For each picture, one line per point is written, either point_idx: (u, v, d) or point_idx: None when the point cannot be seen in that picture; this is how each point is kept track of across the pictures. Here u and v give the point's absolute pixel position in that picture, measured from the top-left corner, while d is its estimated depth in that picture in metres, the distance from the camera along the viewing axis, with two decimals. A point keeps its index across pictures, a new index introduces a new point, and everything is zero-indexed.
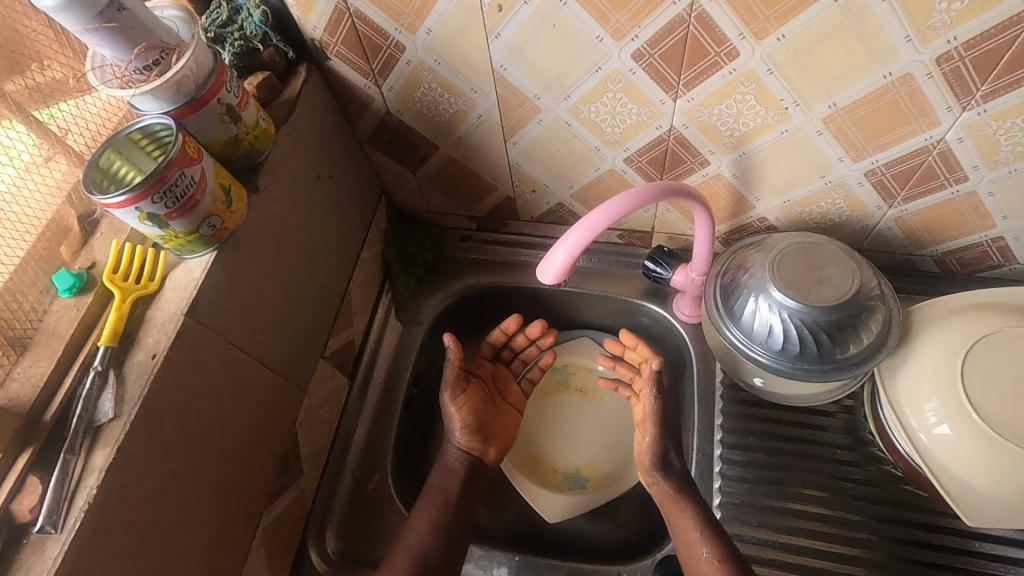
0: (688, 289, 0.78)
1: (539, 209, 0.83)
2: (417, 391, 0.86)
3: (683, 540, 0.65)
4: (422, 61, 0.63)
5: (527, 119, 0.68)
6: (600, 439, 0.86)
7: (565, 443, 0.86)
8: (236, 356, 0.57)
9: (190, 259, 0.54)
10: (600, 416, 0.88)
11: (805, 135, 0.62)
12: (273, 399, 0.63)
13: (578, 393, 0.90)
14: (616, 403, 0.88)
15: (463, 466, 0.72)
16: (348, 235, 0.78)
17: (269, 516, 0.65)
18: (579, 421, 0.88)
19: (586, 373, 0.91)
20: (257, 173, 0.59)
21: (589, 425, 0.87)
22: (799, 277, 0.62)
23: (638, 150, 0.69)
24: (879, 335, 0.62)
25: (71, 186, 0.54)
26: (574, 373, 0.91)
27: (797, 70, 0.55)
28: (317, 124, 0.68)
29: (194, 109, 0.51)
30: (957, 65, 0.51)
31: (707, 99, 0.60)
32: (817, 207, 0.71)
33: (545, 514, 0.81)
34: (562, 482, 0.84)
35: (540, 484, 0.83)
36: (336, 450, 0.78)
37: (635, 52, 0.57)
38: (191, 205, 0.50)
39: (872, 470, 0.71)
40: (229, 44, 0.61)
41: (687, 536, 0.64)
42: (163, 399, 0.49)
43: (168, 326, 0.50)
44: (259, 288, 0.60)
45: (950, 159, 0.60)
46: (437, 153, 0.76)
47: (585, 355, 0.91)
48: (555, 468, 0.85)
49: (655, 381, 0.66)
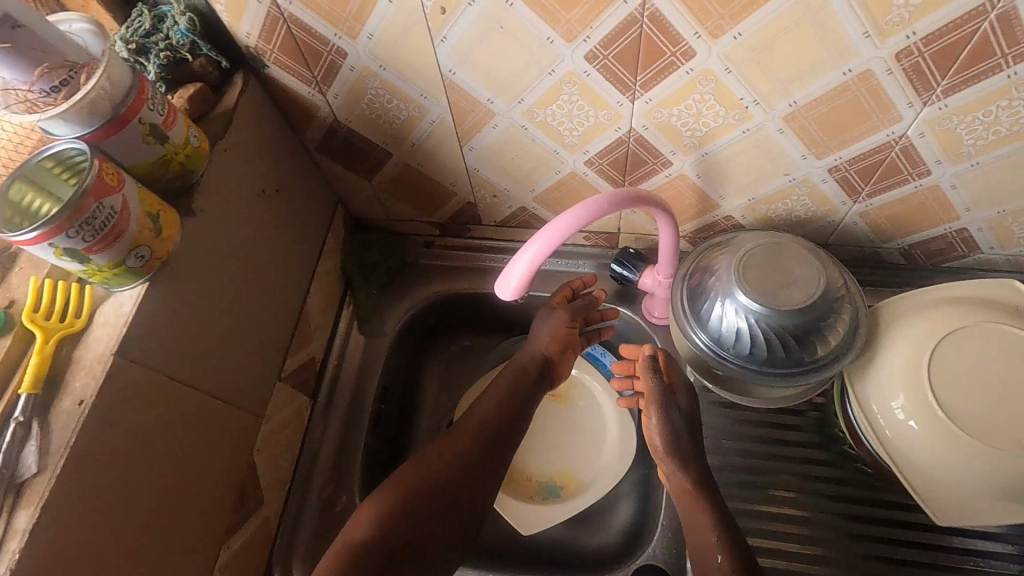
0: (656, 292, 0.76)
1: (502, 213, 0.80)
2: (384, 406, 0.84)
3: (696, 540, 0.63)
4: (366, 67, 0.60)
5: (482, 124, 0.65)
6: (573, 445, 0.85)
7: (537, 450, 0.85)
8: (178, 391, 0.54)
9: (120, 293, 0.50)
10: (573, 421, 0.86)
11: (767, 134, 0.60)
12: (225, 430, 0.60)
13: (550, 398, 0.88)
14: (590, 407, 0.87)
15: (536, 367, 0.78)
16: (302, 249, 0.74)
17: (228, 550, 0.63)
18: (552, 427, 0.86)
19: None
20: (192, 195, 0.55)
21: (562, 431, 0.86)
22: (766, 279, 0.61)
23: (599, 152, 0.66)
24: (847, 335, 0.61)
25: None
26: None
27: (755, 68, 0.53)
28: (259, 137, 0.64)
29: (113, 131, 0.47)
30: (916, 60, 0.50)
31: (665, 100, 0.58)
32: (782, 204, 0.69)
33: (520, 527, 0.80)
34: (536, 491, 0.82)
35: (514, 495, 0.82)
36: (300, 473, 0.75)
37: (588, 54, 0.54)
38: (113, 236, 0.46)
39: (845, 468, 0.71)
40: (154, 55, 0.56)
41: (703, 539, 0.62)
42: (94, 448, 0.46)
43: (96, 367, 0.47)
44: (201, 317, 0.56)
45: (912, 154, 0.59)
46: (392, 160, 0.73)
47: None
48: (529, 477, 0.83)
49: (652, 365, 0.71)
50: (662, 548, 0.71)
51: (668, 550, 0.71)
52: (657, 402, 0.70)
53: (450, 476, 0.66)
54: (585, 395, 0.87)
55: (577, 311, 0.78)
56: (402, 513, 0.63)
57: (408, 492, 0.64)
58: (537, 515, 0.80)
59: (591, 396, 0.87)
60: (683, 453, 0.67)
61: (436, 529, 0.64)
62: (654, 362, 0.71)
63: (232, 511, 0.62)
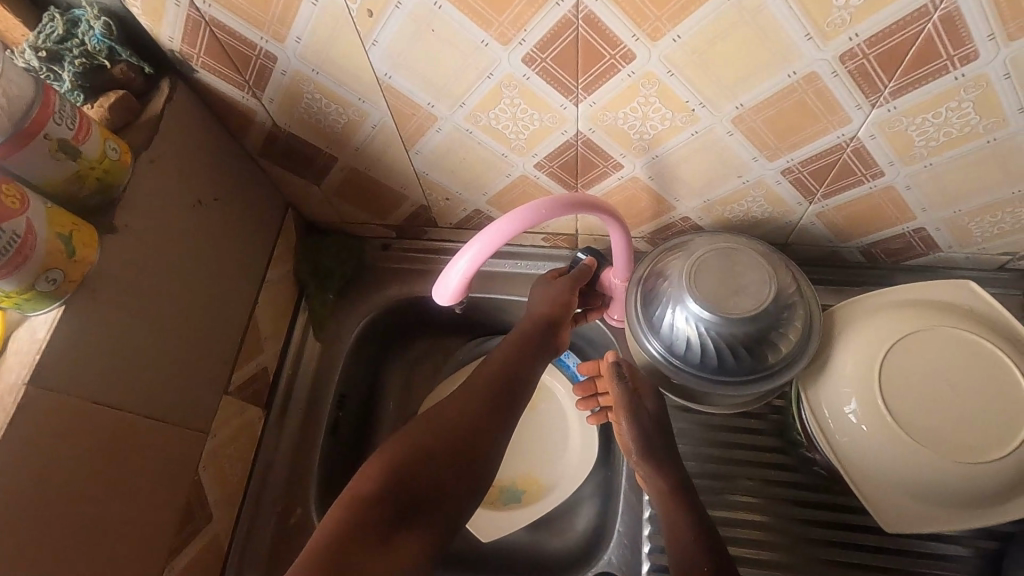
0: (616, 294, 0.73)
1: (457, 215, 0.78)
2: (342, 414, 0.82)
3: (674, 541, 0.60)
4: (298, 71, 0.57)
5: (425, 128, 0.63)
6: (535, 447, 0.84)
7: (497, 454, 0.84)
8: (105, 416, 0.52)
9: (34, 318, 0.48)
10: (536, 423, 0.85)
11: (716, 136, 0.58)
12: (162, 451, 0.58)
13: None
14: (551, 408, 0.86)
15: (535, 330, 0.67)
16: (248, 258, 0.72)
17: (173, 571, 0.61)
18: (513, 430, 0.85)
19: None
20: (113, 211, 0.52)
21: (523, 433, 0.85)
22: (715, 287, 0.59)
23: (547, 155, 0.64)
24: (799, 341, 0.60)
25: None
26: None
27: (698, 70, 0.51)
28: (191, 145, 0.61)
29: (14, 149, 0.44)
30: (862, 62, 0.48)
31: (609, 102, 0.56)
32: (738, 205, 0.68)
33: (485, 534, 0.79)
34: (499, 496, 0.82)
35: None
36: (253, 486, 0.74)
37: (526, 57, 0.52)
38: (18, 263, 0.43)
39: (804, 472, 0.71)
40: (68, 63, 0.53)
41: (679, 540, 0.60)
42: (6, 482, 0.44)
43: (7, 398, 0.45)
44: (130, 338, 0.54)
45: (864, 155, 0.58)
46: (338, 164, 0.71)
47: None
48: None
49: (616, 372, 0.68)
50: (618, 555, 0.71)
51: (624, 557, 0.71)
52: (627, 409, 0.67)
53: (466, 424, 0.58)
54: (545, 396, 0.86)
55: (576, 281, 0.71)
56: (404, 478, 0.53)
57: (413, 457, 0.54)
58: (497, 520, 0.80)
59: (552, 398, 0.86)
60: (657, 455, 0.65)
61: (447, 488, 0.54)
62: (619, 370, 0.69)
63: (175, 531, 0.61)
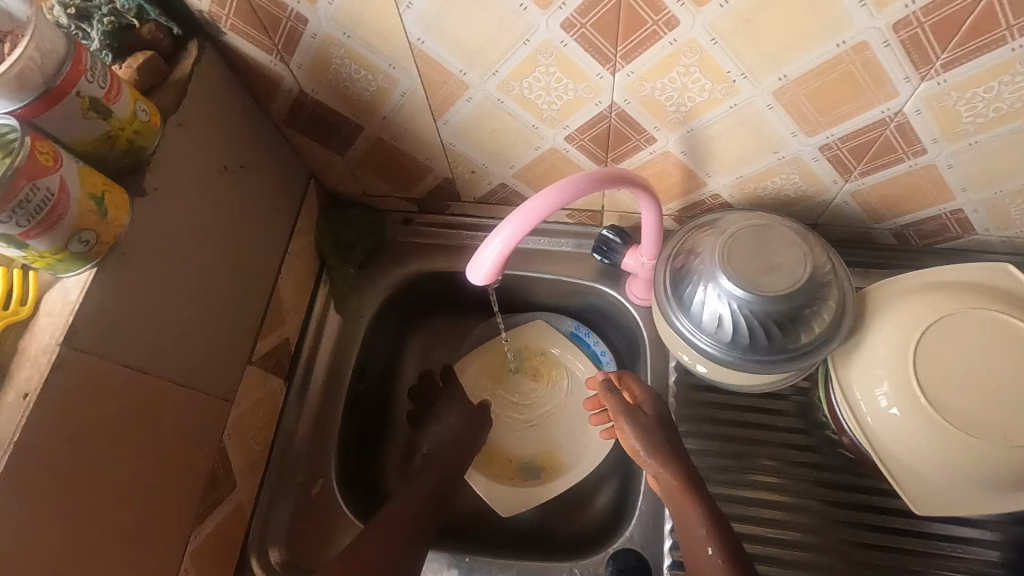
0: (640, 272, 0.73)
1: (482, 188, 0.77)
2: (362, 388, 0.82)
3: (688, 539, 0.61)
4: (329, 34, 0.56)
5: (455, 96, 0.61)
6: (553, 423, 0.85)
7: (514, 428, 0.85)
8: (137, 379, 0.52)
9: (66, 279, 0.47)
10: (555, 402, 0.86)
11: (756, 110, 0.56)
12: (190, 418, 0.59)
13: (528, 378, 0.88)
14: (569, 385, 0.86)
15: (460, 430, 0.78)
16: (272, 227, 0.71)
17: (199, 536, 0.62)
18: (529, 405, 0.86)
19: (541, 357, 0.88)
20: (142, 174, 0.52)
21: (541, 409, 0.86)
22: (750, 265, 0.58)
23: (579, 128, 0.63)
24: (832, 321, 0.59)
25: None
26: (525, 358, 0.88)
27: (743, 39, 0.49)
28: (218, 110, 0.60)
29: (47, 106, 0.44)
30: (915, 32, 0.46)
31: (648, 72, 0.54)
32: (771, 182, 0.66)
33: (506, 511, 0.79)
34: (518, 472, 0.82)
35: (493, 475, 0.81)
36: (275, 456, 0.74)
37: (565, 22, 0.50)
38: (51, 221, 0.43)
39: (828, 453, 0.70)
40: (97, 21, 0.53)
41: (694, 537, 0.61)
42: (42, 442, 0.44)
43: (41, 358, 0.44)
44: (159, 303, 0.54)
45: (908, 132, 0.56)
46: (363, 134, 0.70)
47: (541, 338, 0.88)
48: (510, 458, 0.83)
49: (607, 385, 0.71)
50: (641, 532, 0.70)
51: (647, 535, 0.70)
52: (626, 416, 0.67)
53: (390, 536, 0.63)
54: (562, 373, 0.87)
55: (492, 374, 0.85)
56: None
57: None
58: (515, 495, 0.80)
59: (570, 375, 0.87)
60: (665, 449, 0.65)
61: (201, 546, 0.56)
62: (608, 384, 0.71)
63: (200, 498, 0.61)
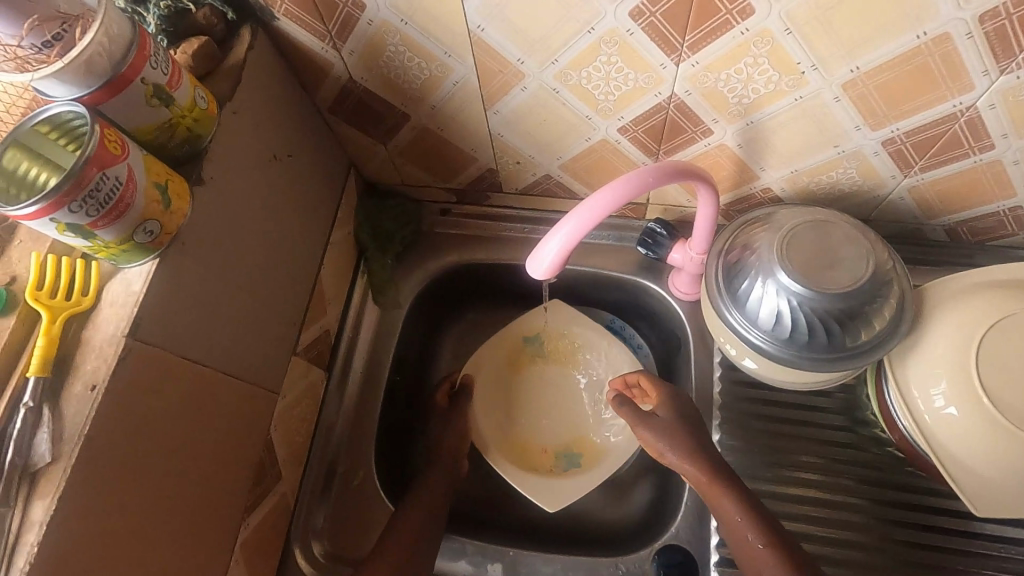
0: (686, 267, 0.72)
1: (524, 179, 0.76)
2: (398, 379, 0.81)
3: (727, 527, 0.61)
4: (386, 21, 0.55)
5: (509, 86, 0.60)
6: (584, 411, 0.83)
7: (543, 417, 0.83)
8: (194, 371, 0.51)
9: (128, 269, 0.46)
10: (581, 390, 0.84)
11: (821, 103, 0.55)
12: (241, 409, 0.58)
13: (555, 364, 0.86)
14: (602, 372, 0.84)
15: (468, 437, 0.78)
16: (315, 217, 0.70)
17: (248, 528, 0.61)
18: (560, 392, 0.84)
19: (563, 342, 0.86)
20: (200, 163, 0.50)
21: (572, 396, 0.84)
22: (810, 261, 0.57)
23: (634, 119, 0.61)
24: (892, 320, 0.58)
25: (19, 111, 0.46)
26: (549, 344, 0.86)
27: (819, 30, 0.48)
28: (268, 98, 0.59)
29: (113, 93, 0.43)
30: (1002, 23, 0.45)
31: (714, 62, 0.53)
32: (826, 176, 0.65)
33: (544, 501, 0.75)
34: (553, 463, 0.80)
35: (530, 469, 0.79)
36: (316, 447, 0.74)
37: (634, 10, 0.49)
38: (119, 211, 0.42)
39: (874, 451, 0.69)
40: (153, 5, 0.51)
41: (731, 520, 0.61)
42: (109, 436, 0.43)
43: (107, 349, 0.44)
44: (213, 294, 0.53)
45: (977, 127, 0.55)
46: (409, 123, 0.68)
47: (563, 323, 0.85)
48: (543, 450, 0.81)
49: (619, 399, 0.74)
50: (685, 527, 0.70)
51: (691, 530, 0.70)
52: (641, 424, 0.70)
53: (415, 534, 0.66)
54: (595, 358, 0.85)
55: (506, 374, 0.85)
56: None
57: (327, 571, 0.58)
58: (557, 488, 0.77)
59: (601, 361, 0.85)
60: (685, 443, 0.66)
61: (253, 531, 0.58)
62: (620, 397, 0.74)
63: (249, 490, 0.61)
